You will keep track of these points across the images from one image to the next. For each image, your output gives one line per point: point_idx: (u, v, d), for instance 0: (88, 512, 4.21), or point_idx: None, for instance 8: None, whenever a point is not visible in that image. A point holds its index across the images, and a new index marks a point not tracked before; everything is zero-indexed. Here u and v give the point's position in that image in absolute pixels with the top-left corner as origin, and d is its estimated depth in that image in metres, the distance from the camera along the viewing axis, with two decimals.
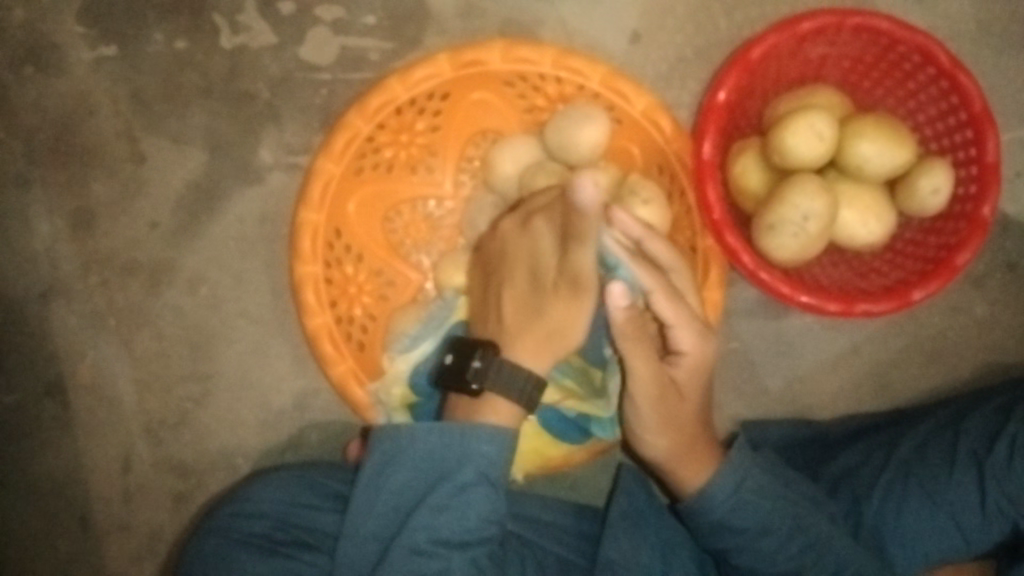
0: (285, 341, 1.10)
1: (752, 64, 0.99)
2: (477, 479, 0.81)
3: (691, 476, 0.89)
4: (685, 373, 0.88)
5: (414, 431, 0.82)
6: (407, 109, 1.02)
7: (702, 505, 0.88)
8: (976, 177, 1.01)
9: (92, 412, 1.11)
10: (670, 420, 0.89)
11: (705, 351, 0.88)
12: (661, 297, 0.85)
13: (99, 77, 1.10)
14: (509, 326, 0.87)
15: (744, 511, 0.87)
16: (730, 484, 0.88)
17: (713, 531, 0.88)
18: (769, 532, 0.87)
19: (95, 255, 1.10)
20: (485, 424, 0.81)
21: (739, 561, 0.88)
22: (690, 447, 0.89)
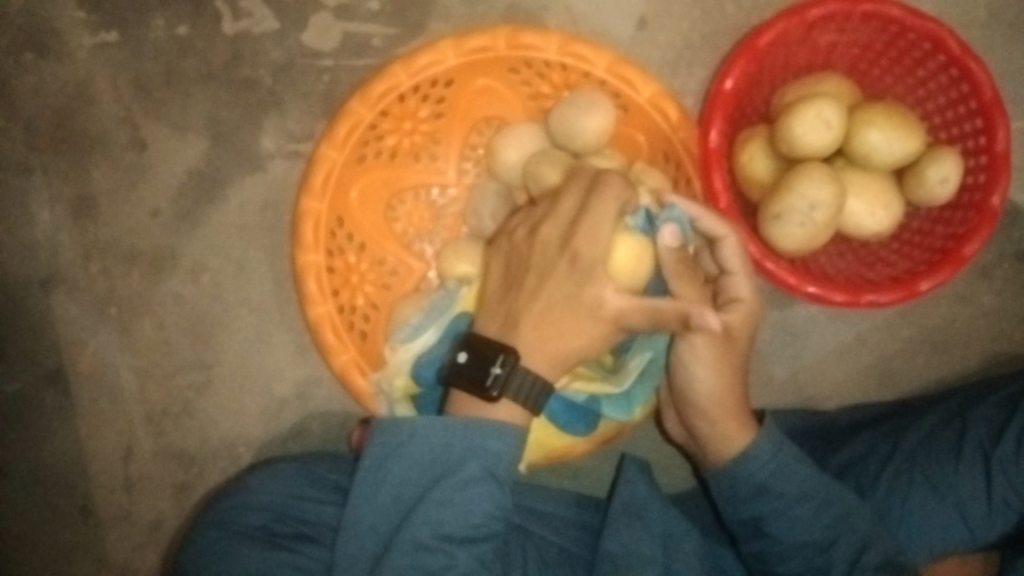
0: (287, 330, 1.10)
1: (760, 52, 0.97)
2: (481, 475, 0.80)
3: (736, 432, 0.90)
4: (740, 320, 0.89)
5: (417, 425, 0.81)
6: (411, 96, 1.01)
7: (744, 467, 0.88)
8: (986, 166, 1.00)
9: (94, 400, 1.10)
10: (721, 369, 0.90)
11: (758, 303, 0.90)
12: (730, 243, 0.88)
13: (99, 63, 1.09)
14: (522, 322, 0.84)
15: (784, 475, 0.87)
16: (773, 446, 0.89)
17: (752, 495, 0.88)
18: (807, 498, 0.87)
19: (96, 243, 1.10)
20: (498, 422, 0.82)
21: (773, 530, 0.88)
22: (736, 406, 0.90)
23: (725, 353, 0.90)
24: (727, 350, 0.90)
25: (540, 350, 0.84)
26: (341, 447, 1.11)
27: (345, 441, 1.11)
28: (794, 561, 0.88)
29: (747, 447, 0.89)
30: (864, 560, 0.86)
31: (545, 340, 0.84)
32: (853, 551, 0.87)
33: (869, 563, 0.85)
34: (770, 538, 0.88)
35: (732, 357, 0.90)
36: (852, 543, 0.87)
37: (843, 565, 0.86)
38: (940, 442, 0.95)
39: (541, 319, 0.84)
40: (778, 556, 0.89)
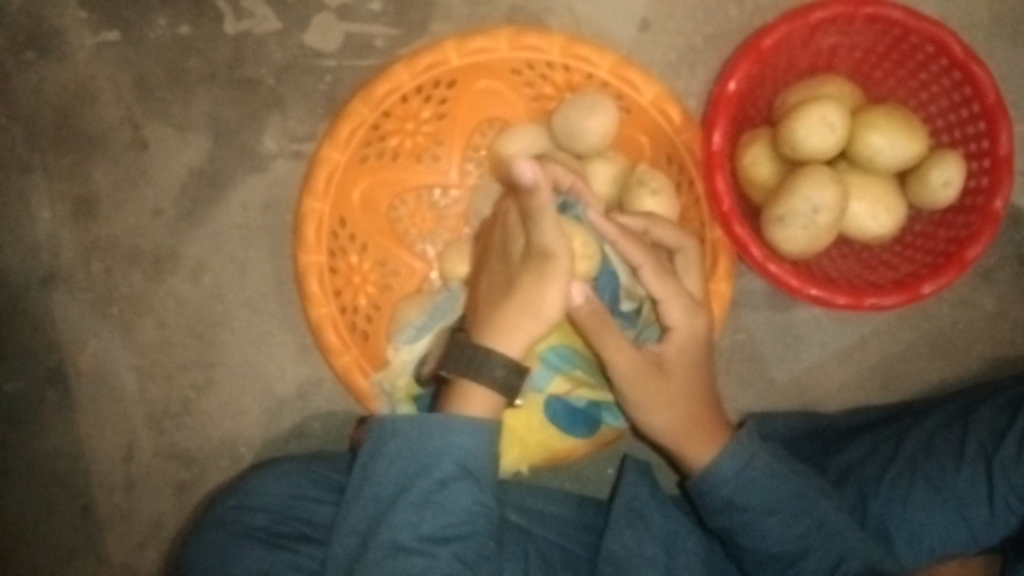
0: (289, 330, 1.10)
1: (764, 53, 0.97)
2: (457, 473, 0.80)
3: (697, 455, 0.89)
4: (674, 350, 0.86)
5: (395, 423, 0.81)
6: (413, 97, 1.01)
7: (710, 483, 0.88)
8: (988, 170, 1.00)
9: (95, 400, 1.10)
10: (662, 403, 0.87)
11: (693, 327, 0.86)
12: (648, 273, 0.84)
13: (101, 62, 1.09)
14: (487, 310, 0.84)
15: (753, 490, 0.87)
16: (738, 462, 0.88)
17: (721, 510, 0.88)
18: (776, 512, 0.87)
19: (97, 243, 1.09)
20: (460, 417, 0.80)
21: (745, 541, 0.88)
22: (695, 426, 0.89)
23: (665, 386, 0.87)
24: (667, 381, 0.87)
25: (504, 331, 0.82)
26: (342, 447, 1.10)
27: (347, 442, 1.10)
28: (771, 569, 0.89)
29: (711, 464, 0.88)
30: (842, 570, 0.87)
31: (507, 326, 0.82)
32: (830, 560, 0.87)
33: (849, 572, 0.86)
34: (744, 548, 0.89)
35: (676, 386, 0.87)
36: (826, 556, 0.87)
37: (821, 571, 0.87)
38: (942, 445, 0.95)
39: (497, 309, 0.83)
40: (754, 564, 0.89)
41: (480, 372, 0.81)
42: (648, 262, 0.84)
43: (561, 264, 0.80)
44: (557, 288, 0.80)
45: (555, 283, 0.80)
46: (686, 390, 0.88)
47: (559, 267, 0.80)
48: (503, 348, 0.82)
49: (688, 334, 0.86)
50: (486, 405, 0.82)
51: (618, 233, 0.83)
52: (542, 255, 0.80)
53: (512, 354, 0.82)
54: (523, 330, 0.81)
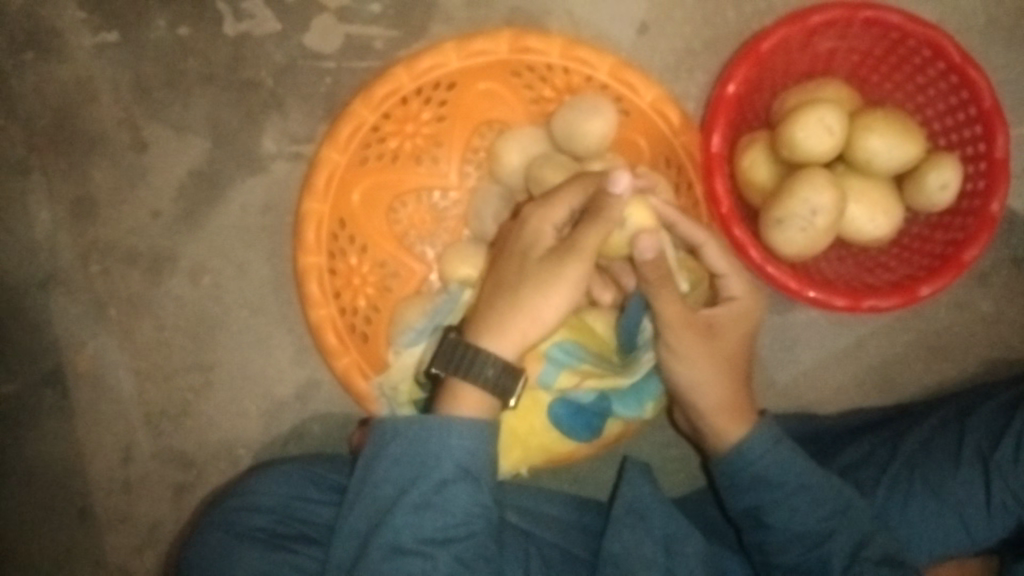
0: (288, 332, 1.10)
1: (762, 57, 0.98)
2: (457, 475, 0.80)
3: (730, 428, 0.91)
4: (727, 318, 0.91)
5: (396, 426, 0.82)
6: (413, 99, 1.01)
7: (744, 456, 0.89)
8: (985, 173, 1.01)
9: (93, 402, 1.10)
10: (708, 365, 0.90)
11: (751, 303, 0.92)
12: (712, 250, 0.90)
13: (100, 63, 1.09)
14: (484, 307, 0.84)
15: (782, 466, 0.88)
16: (769, 439, 0.89)
17: (752, 485, 0.89)
18: (804, 489, 0.88)
19: (95, 244, 1.09)
20: (455, 418, 0.81)
21: (770, 520, 0.88)
22: (731, 401, 0.91)
23: (711, 348, 0.89)
24: (712, 346, 0.90)
25: (500, 331, 0.83)
26: (341, 449, 1.10)
27: (345, 444, 1.10)
28: (793, 552, 0.88)
29: (744, 438, 0.90)
30: (864, 554, 0.87)
31: (504, 326, 0.83)
32: (851, 545, 0.87)
33: (869, 557, 0.86)
34: (769, 528, 0.89)
35: (720, 351, 0.90)
36: (850, 536, 0.88)
37: (843, 555, 0.87)
38: (940, 447, 0.95)
39: (496, 309, 0.83)
40: (776, 547, 0.89)
41: (471, 373, 0.82)
42: (713, 240, 0.90)
43: (579, 264, 0.82)
44: (562, 291, 0.82)
45: (566, 281, 0.82)
46: (728, 358, 0.91)
47: (577, 268, 0.82)
48: (497, 347, 0.83)
49: (745, 307, 0.92)
50: (481, 405, 0.82)
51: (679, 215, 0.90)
52: (569, 252, 0.82)
53: (507, 355, 0.83)
54: (521, 331, 0.83)
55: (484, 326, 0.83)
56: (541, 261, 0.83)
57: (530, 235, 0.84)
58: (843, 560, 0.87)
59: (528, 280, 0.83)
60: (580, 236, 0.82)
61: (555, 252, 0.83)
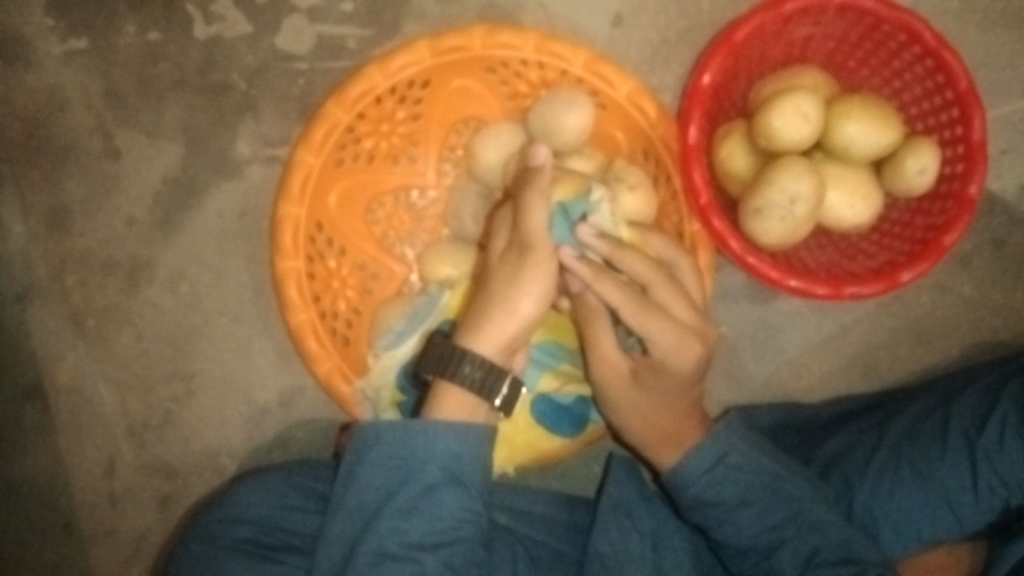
0: (269, 337, 1.08)
1: (737, 46, 0.97)
2: (444, 478, 0.79)
3: (663, 457, 0.91)
4: (647, 368, 0.87)
5: (380, 429, 0.81)
6: (387, 99, 1.00)
7: (681, 480, 0.89)
8: (963, 156, 1.00)
9: (74, 414, 1.09)
10: (640, 407, 0.90)
11: (677, 362, 0.84)
12: (627, 314, 0.81)
13: (70, 72, 1.07)
14: (466, 317, 0.83)
15: (723, 484, 0.88)
16: (709, 457, 0.88)
17: (695, 505, 0.89)
18: (748, 503, 0.87)
19: (71, 255, 1.08)
20: (437, 420, 0.80)
21: (719, 535, 0.89)
22: (663, 433, 0.90)
23: (642, 394, 0.89)
24: (641, 390, 0.89)
25: (479, 331, 0.81)
26: (327, 454, 1.10)
27: (330, 448, 1.10)
28: (746, 562, 0.89)
29: (677, 464, 0.89)
30: (817, 559, 0.85)
31: (488, 325, 0.81)
32: (807, 549, 0.86)
33: (825, 560, 0.85)
34: (720, 542, 0.89)
35: (646, 397, 0.89)
36: (803, 544, 0.86)
37: (796, 561, 0.86)
38: (926, 431, 0.95)
39: (478, 310, 0.82)
40: (732, 556, 0.89)
41: (451, 371, 0.81)
42: (627, 303, 0.81)
43: (541, 253, 0.81)
44: (536, 280, 0.81)
45: (535, 268, 0.81)
46: (659, 403, 0.89)
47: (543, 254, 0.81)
48: (478, 347, 0.81)
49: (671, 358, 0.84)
50: (462, 406, 0.82)
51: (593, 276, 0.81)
52: (525, 245, 0.81)
53: (492, 355, 0.82)
54: (498, 328, 0.81)
55: (464, 328, 0.82)
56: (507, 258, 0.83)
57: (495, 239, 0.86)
58: (797, 567, 0.86)
59: (500, 278, 0.82)
60: (526, 227, 0.81)
61: (515, 250, 0.82)
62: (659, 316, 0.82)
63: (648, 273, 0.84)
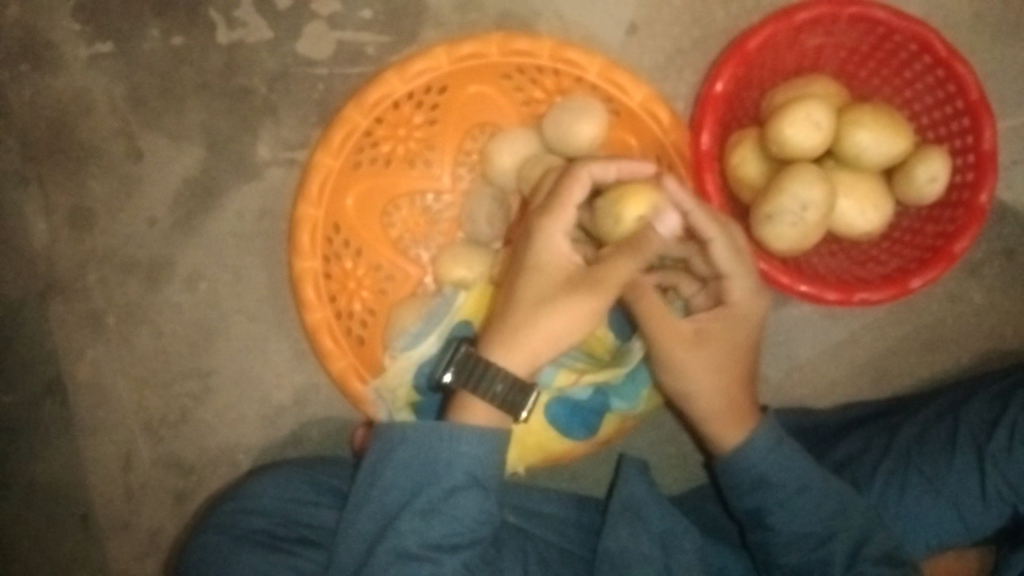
0: (285, 337, 1.10)
1: (749, 54, 0.99)
2: (466, 482, 0.81)
3: (728, 434, 0.91)
4: (720, 323, 0.89)
5: (406, 430, 0.82)
6: (405, 103, 1.03)
7: (746, 459, 0.90)
8: (973, 165, 1.01)
9: (92, 410, 1.10)
10: (709, 371, 0.90)
11: (754, 308, 0.90)
12: (719, 247, 0.87)
13: (96, 75, 1.10)
14: (496, 330, 0.83)
15: (786, 467, 0.89)
16: (772, 439, 0.90)
17: (754, 486, 0.90)
18: (808, 489, 0.89)
19: (93, 253, 1.10)
20: (464, 426, 0.81)
21: (774, 521, 0.90)
22: (732, 407, 0.91)
23: (706, 355, 0.89)
24: (708, 353, 0.89)
25: (517, 351, 0.82)
26: (340, 453, 1.11)
27: (343, 448, 1.11)
28: (795, 553, 0.90)
29: (742, 443, 0.91)
30: (862, 554, 0.89)
31: (520, 343, 0.81)
32: (853, 544, 0.89)
33: (869, 557, 0.89)
34: (771, 529, 0.91)
35: (715, 354, 0.89)
36: (851, 536, 0.89)
37: (845, 553, 0.89)
38: (935, 436, 0.96)
39: (512, 326, 0.82)
40: (781, 547, 0.90)
41: (479, 390, 0.82)
42: (724, 236, 0.87)
43: (595, 297, 0.81)
44: (577, 317, 0.81)
45: (583, 309, 0.81)
46: (727, 362, 0.90)
47: (595, 300, 0.81)
48: (507, 364, 0.82)
49: (742, 314, 0.90)
50: (491, 417, 0.82)
51: (698, 205, 0.85)
52: (591, 280, 0.81)
53: (516, 373, 0.82)
54: (530, 355, 0.82)
55: (495, 341, 0.82)
56: (559, 282, 0.82)
57: (540, 246, 0.82)
58: (845, 559, 0.89)
59: (545, 299, 0.81)
60: (602, 273, 0.81)
61: (576, 280, 0.81)
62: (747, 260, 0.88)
63: (717, 237, 0.86)
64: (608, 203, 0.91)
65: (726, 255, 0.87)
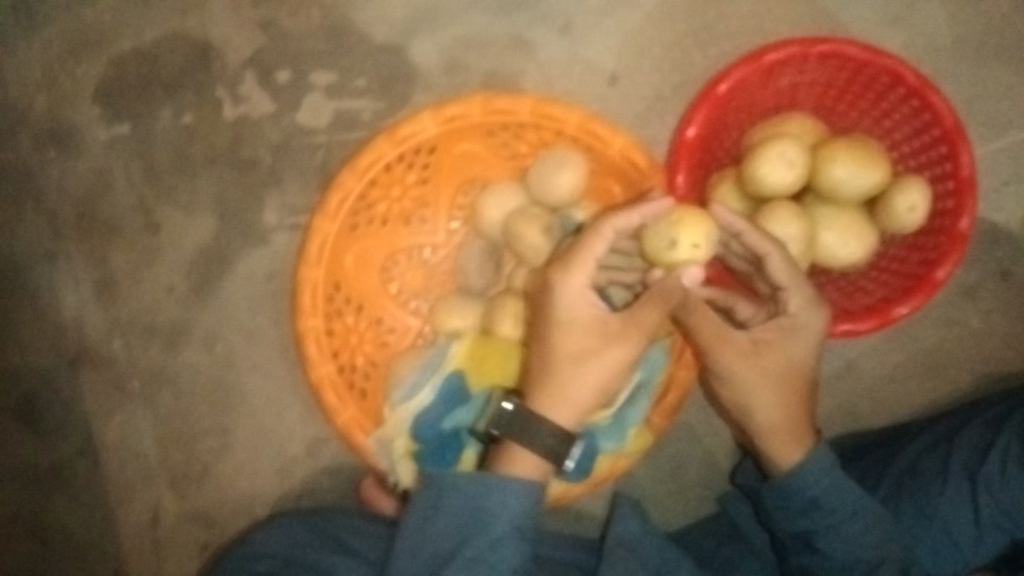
0: (296, 392, 1.16)
1: (720, 98, 1.04)
2: (510, 533, 0.85)
3: (787, 452, 0.94)
4: (774, 333, 0.94)
5: (457, 480, 0.86)
6: (397, 165, 1.08)
7: (798, 482, 0.93)
8: (953, 192, 1.03)
9: (122, 469, 1.17)
10: (765, 385, 0.94)
11: (813, 319, 0.93)
12: (775, 262, 0.92)
13: (115, 155, 1.18)
14: (537, 384, 0.89)
15: (838, 491, 0.92)
16: (825, 463, 0.93)
17: (805, 509, 0.93)
18: (858, 514, 0.92)
19: (117, 321, 1.18)
20: (512, 478, 0.86)
21: (823, 545, 0.93)
22: (791, 424, 0.94)
23: (765, 365, 0.94)
24: (763, 363, 0.94)
25: (560, 403, 0.87)
26: (351, 500, 1.17)
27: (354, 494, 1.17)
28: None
29: (800, 462, 0.94)
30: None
31: (564, 395, 0.87)
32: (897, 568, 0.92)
33: None
34: (819, 553, 0.93)
35: (772, 365, 0.93)
36: (895, 560, 0.92)
37: None
38: (927, 465, 0.96)
39: (553, 379, 0.88)
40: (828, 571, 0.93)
41: (527, 440, 0.87)
42: (778, 252, 0.91)
43: (629, 343, 0.87)
44: (614, 361, 0.87)
45: (621, 354, 0.87)
46: (784, 372, 0.94)
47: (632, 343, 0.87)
48: (555, 417, 0.88)
49: (799, 324, 0.94)
50: (535, 469, 0.88)
51: (748, 227, 0.91)
52: (625, 326, 0.87)
53: (565, 424, 0.88)
54: (574, 405, 0.88)
55: (540, 395, 0.88)
56: (591, 331, 0.87)
57: (564, 302, 0.87)
58: None
59: (582, 352, 0.87)
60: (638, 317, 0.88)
61: (612, 331, 0.87)
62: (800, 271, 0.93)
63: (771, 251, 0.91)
64: (663, 225, 0.91)
65: (781, 268, 0.92)
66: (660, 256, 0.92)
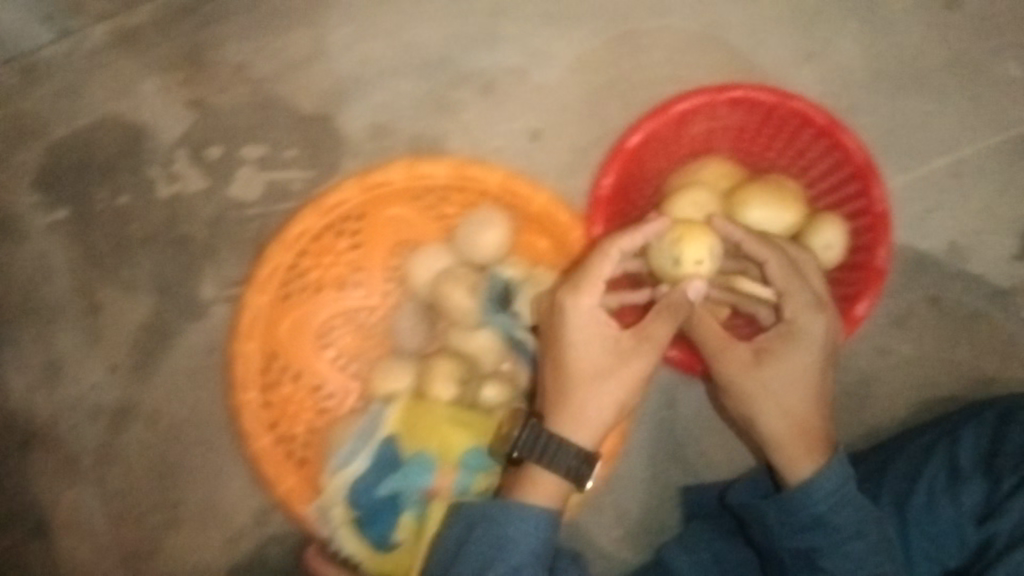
0: (241, 463, 1.18)
1: (632, 150, 1.06)
2: (529, 560, 0.86)
3: (800, 464, 0.95)
4: (779, 342, 0.97)
5: (484, 510, 0.89)
6: (327, 234, 1.10)
7: (807, 497, 0.93)
8: (868, 227, 1.06)
9: (75, 550, 1.18)
10: (772, 394, 0.96)
11: (818, 325, 0.96)
12: (774, 268, 0.96)
13: (55, 240, 1.20)
14: (551, 405, 0.91)
15: (846, 508, 0.92)
16: (837, 480, 0.93)
17: (811, 525, 0.93)
18: (863, 534, 0.93)
19: (62, 404, 1.19)
20: (533, 503, 0.88)
21: (826, 563, 0.93)
22: (805, 431, 0.96)
23: (767, 375, 0.96)
24: (768, 370, 0.96)
25: (578, 423, 0.90)
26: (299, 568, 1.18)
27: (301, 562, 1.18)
28: None
29: (815, 473, 0.94)
30: None
31: (579, 415, 0.90)
32: None
33: None
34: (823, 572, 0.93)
35: (778, 374, 0.96)
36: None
37: None
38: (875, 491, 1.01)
39: (568, 399, 0.91)
40: None
41: (548, 458, 0.90)
42: (776, 259, 0.96)
43: (637, 361, 0.91)
44: (624, 380, 0.91)
45: (632, 372, 0.91)
46: (792, 381, 0.96)
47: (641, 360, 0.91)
48: (574, 437, 0.91)
49: (803, 329, 0.96)
50: (554, 491, 0.90)
51: (746, 238, 0.96)
52: (634, 345, 0.92)
53: (584, 444, 0.91)
54: (592, 425, 0.90)
55: (558, 416, 0.91)
56: (602, 350, 0.90)
57: (575, 321, 0.90)
58: None
59: (597, 371, 0.90)
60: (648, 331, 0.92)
61: (624, 348, 0.91)
62: (799, 278, 0.97)
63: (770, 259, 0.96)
64: (665, 244, 0.97)
65: (778, 274, 0.96)
66: (666, 272, 0.98)
